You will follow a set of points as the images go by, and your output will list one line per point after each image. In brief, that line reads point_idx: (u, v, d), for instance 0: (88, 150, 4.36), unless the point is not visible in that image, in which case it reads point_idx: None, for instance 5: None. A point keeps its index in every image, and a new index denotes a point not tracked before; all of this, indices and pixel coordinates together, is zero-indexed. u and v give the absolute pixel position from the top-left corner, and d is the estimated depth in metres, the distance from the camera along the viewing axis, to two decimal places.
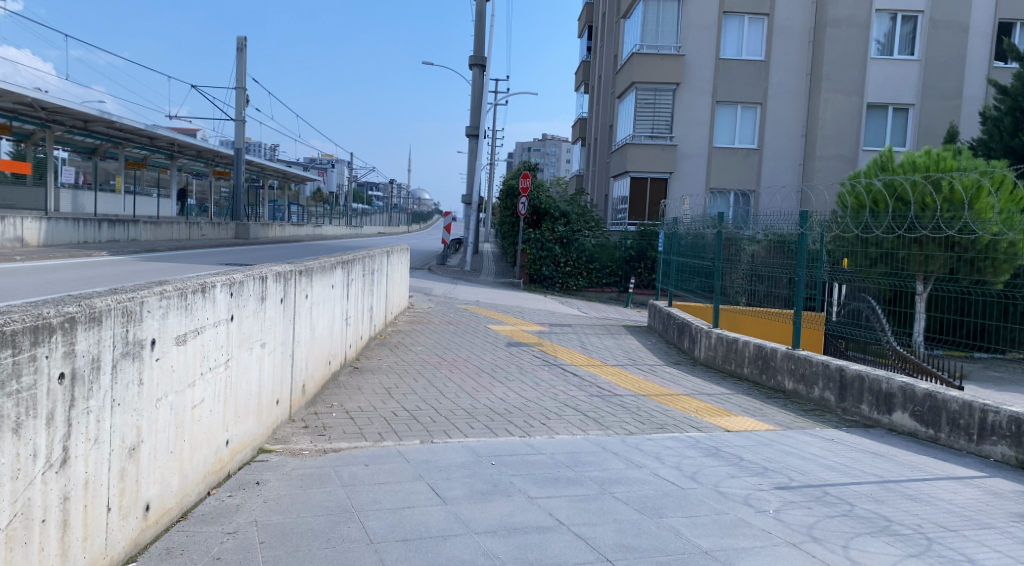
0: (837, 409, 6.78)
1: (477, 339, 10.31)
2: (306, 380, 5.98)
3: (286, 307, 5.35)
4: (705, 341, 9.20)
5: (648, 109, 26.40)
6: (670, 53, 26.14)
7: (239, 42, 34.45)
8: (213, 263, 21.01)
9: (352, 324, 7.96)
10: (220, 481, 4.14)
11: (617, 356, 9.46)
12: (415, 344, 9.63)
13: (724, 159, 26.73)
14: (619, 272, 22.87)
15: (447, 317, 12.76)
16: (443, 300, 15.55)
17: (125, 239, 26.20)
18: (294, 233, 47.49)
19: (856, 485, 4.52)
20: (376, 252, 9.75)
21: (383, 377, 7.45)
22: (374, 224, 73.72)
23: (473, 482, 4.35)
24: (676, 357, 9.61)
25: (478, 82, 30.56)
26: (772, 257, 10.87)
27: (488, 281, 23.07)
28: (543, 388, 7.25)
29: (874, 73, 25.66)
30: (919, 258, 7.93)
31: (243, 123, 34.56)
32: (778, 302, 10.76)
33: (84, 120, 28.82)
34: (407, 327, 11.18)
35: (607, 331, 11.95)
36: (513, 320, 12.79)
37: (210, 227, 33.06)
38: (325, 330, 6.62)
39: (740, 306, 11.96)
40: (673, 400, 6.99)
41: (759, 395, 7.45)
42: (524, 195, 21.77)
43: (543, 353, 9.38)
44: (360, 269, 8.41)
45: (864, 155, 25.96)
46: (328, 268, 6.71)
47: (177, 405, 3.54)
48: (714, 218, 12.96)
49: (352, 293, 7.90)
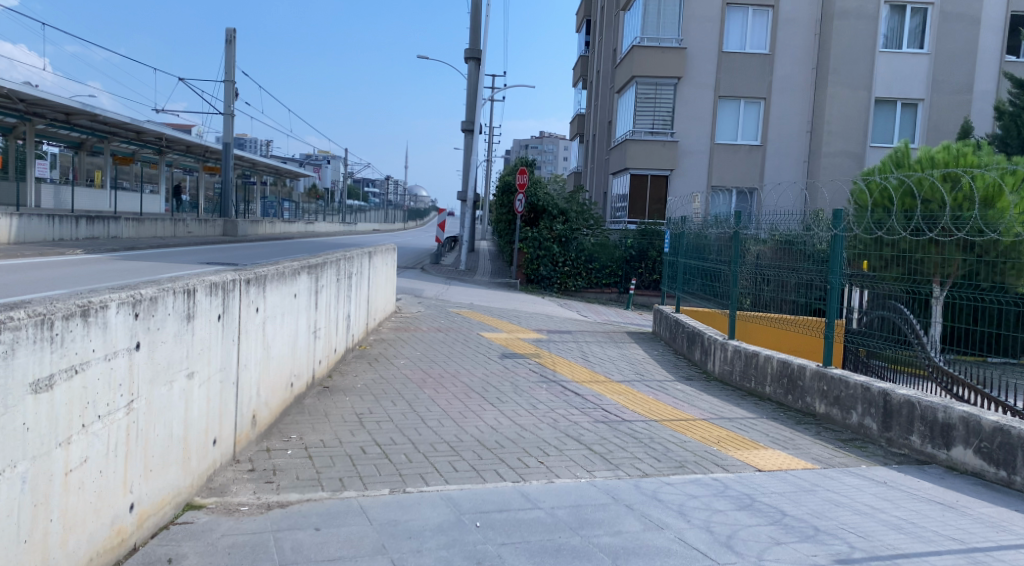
0: (880, 440, 5.84)
1: (466, 349, 9.35)
2: (257, 408, 5.03)
3: (226, 323, 4.42)
4: (721, 353, 8.23)
5: (649, 104, 25.39)
6: (672, 45, 25.15)
7: (228, 34, 33.45)
8: (195, 262, 19.97)
9: (322, 337, 7.01)
10: (120, 558, 3.18)
11: (622, 369, 8.50)
12: (399, 356, 8.65)
13: (728, 156, 25.78)
14: (619, 272, 21.96)
15: (436, 322, 11.80)
16: (434, 303, 14.59)
17: (104, 237, 25.17)
18: (286, 231, 46.40)
19: (936, 558, 3.58)
20: (355, 253, 8.77)
21: (357, 399, 6.51)
22: (370, 222, 72.70)
23: (450, 557, 3.41)
24: (689, 371, 8.63)
25: (474, 76, 29.57)
26: (783, 258, 9.93)
27: (483, 281, 22.11)
28: (540, 413, 6.28)
29: (883, 66, 24.72)
30: (938, 260, 6.80)
31: (231, 117, 33.53)
32: (786, 307, 9.85)
33: (66, 112, 27.78)
34: (391, 335, 10.20)
35: (609, 338, 10.98)
36: (508, 326, 11.83)
37: (197, 223, 32.03)
38: (283, 347, 5.68)
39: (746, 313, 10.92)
40: (692, 428, 6.02)
41: (787, 420, 6.49)
42: (522, 192, 20.80)
43: (541, 366, 8.41)
44: (333, 274, 7.47)
45: (873, 151, 25.02)
46: (288, 275, 5.76)
47: (38, 474, 2.56)
48: (720, 216, 12.00)
49: (322, 302, 6.94)
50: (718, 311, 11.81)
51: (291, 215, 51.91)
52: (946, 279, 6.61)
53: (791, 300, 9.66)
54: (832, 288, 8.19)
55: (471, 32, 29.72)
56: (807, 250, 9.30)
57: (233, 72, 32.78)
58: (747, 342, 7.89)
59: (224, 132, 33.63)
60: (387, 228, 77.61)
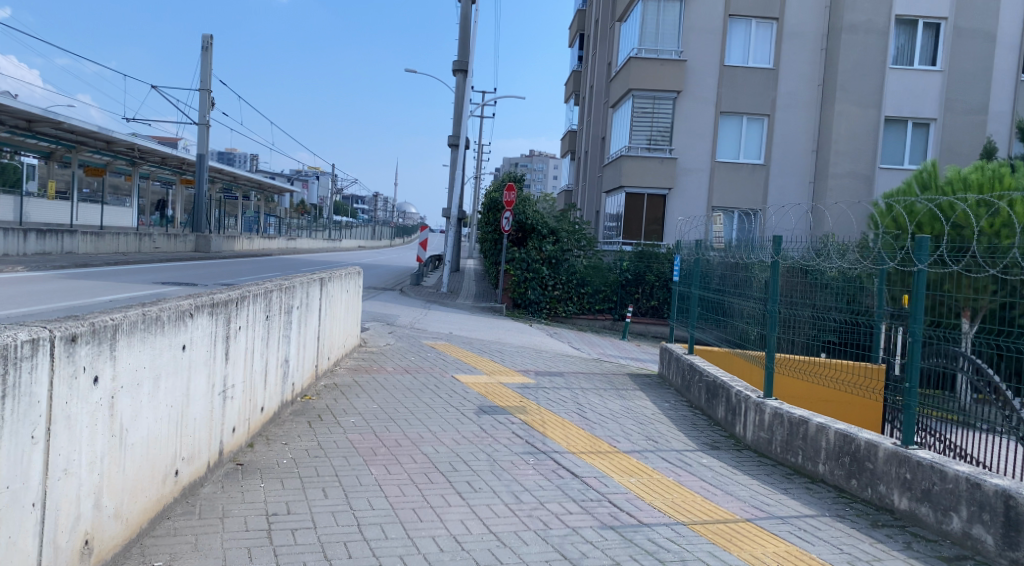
0: (1000, 560, 4.17)
1: (436, 400, 7.61)
2: (95, 528, 3.29)
3: (12, 412, 2.66)
4: (754, 417, 6.55)
5: (646, 119, 23.96)
6: (670, 58, 23.77)
7: (205, 40, 31.89)
8: (149, 281, 18.10)
9: (238, 395, 5.32)
10: None
11: (629, 432, 6.81)
12: (348, 411, 6.90)
13: (728, 175, 24.37)
14: (613, 297, 20.34)
15: (405, 360, 10.06)
16: (407, 334, 12.85)
17: (57, 251, 23.27)
18: (263, 247, 44.55)
19: None
20: (298, 281, 7.09)
21: (276, 486, 4.80)
22: (356, 239, 70.81)
23: None
24: (712, 435, 6.95)
25: (461, 88, 28.11)
26: (793, 287, 8.41)
27: (467, 305, 20.40)
28: (524, 512, 4.58)
29: (892, 84, 23.39)
30: (966, 295, 5.18)
31: (207, 127, 31.86)
32: (798, 347, 8.27)
33: (27, 119, 26.08)
34: (349, 379, 8.45)
35: (608, 384, 9.27)
36: (488, 366, 10.08)
37: (164, 239, 30.11)
38: (161, 423, 3.99)
39: (751, 355, 9.26)
40: (737, 540, 4.33)
41: (860, 522, 4.81)
42: (508, 209, 19.18)
43: (528, 427, 6.69)
44: (262, 309, 5.81)
45: (883, 173, 23.66)
46: (168, 317, 4.06)
47: None
48: (725, 242, 10.59)
49: (238, 350, 5.27)
50: (728, 349, 10.13)
51: (272, 230, 50.14)
52: (973, 314, 5.08)
53: (804, 338, 8.16)
54: (913, 340, 5.43)
55: (460, 42, 28.37)
56: (822, 281, 7.95)
57: (210, 80, 31.17)
58: (789, 404, 6.24)
59: (198, 143, 31.90)
60: (372, 244, 75.71)
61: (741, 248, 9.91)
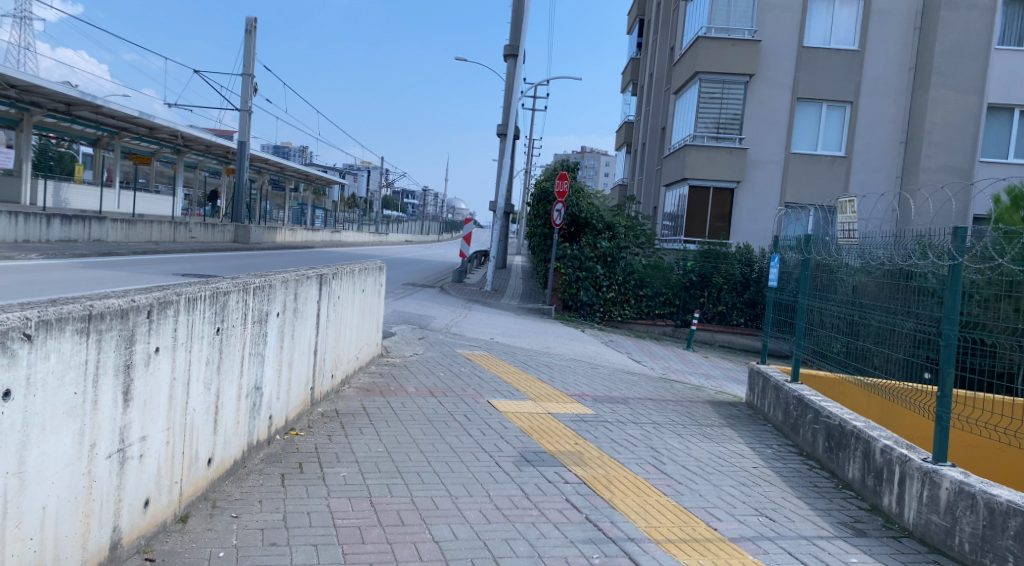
0: None
1: (465, 441, 5.72)
2: None
3: None
4: (919, 491, 4.50)
5: (714, 106, 21.56)
6: (743, 38, 21.34)
7: (249, 24, 30.67)
8: (169, 273, 16.54)
9: (154, 448, 3.49)
10: None
11: (735, 504, 4.79)
12: (342, 457, 5.08)
13: (804, 167, 21.93)
14: (676, 301, 18.17)
15: (432, 376, 8.21)
16: (441, 341, 11.00)
17: (83, 238, 22.21)
18: (306, 238, 43.49)
19: None
20: (282, 282, 5.26)
21: None
22: (403, 232, 69.85)
23: None
24: (847, 509, 4.92)
25: (512, 74, 26.25)
26: (895, 294, 6.07)
27: (512, 305, 18.52)
28: None
29: (997, 68, 20.63)
30: None
31: (249, 113, 30.64)
32: (894, 366, 5.98)
33: (67, 102, 24.66)
34: (360, 404, 6.63)
35: (689, 418, 7.25)
36: (534, 387, 8.14)
37: (201, 228, 28.98)
38: None
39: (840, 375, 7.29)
40: None
41: None
42: (560, 200, 17.16)
43: (589, 490, 4.75)
44: (201, 315, 3.93)
45: (983, 167, 20.93)
46: None
47: None
48: (802, 239, 8.58)
49: (152, 379, 3.42)
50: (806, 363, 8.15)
51: (319, 222, 49.14)
52: None
53: (904, 356, 5.76)
54: None
55: (512, 26, 26.49)
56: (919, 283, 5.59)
57: (253, 65, 29.93)
58: (980, 478, 4.21)
59: (240, 129, 30.70)
60: (420, 239, 74.64)
61: (820, 244, 7.97)
